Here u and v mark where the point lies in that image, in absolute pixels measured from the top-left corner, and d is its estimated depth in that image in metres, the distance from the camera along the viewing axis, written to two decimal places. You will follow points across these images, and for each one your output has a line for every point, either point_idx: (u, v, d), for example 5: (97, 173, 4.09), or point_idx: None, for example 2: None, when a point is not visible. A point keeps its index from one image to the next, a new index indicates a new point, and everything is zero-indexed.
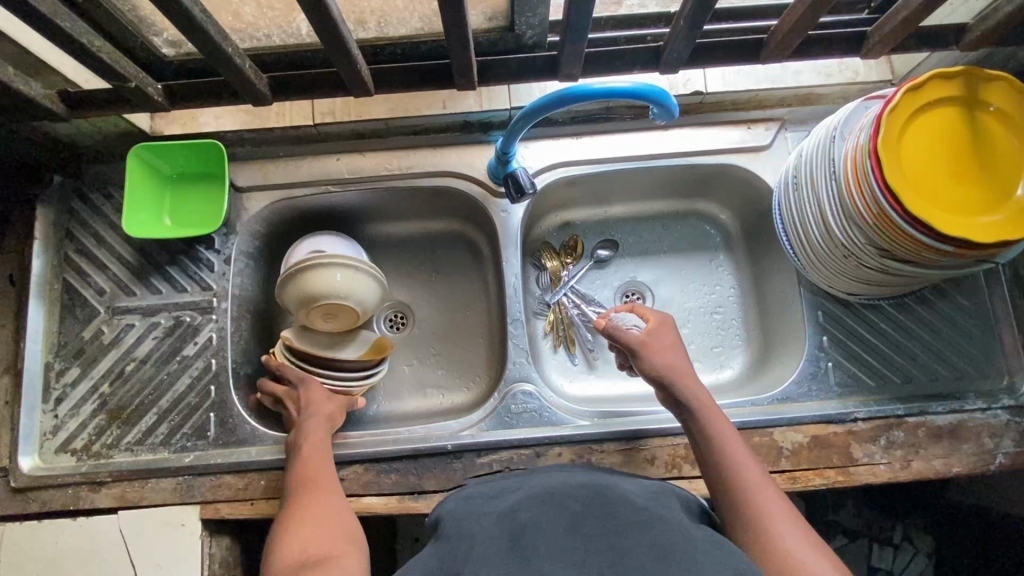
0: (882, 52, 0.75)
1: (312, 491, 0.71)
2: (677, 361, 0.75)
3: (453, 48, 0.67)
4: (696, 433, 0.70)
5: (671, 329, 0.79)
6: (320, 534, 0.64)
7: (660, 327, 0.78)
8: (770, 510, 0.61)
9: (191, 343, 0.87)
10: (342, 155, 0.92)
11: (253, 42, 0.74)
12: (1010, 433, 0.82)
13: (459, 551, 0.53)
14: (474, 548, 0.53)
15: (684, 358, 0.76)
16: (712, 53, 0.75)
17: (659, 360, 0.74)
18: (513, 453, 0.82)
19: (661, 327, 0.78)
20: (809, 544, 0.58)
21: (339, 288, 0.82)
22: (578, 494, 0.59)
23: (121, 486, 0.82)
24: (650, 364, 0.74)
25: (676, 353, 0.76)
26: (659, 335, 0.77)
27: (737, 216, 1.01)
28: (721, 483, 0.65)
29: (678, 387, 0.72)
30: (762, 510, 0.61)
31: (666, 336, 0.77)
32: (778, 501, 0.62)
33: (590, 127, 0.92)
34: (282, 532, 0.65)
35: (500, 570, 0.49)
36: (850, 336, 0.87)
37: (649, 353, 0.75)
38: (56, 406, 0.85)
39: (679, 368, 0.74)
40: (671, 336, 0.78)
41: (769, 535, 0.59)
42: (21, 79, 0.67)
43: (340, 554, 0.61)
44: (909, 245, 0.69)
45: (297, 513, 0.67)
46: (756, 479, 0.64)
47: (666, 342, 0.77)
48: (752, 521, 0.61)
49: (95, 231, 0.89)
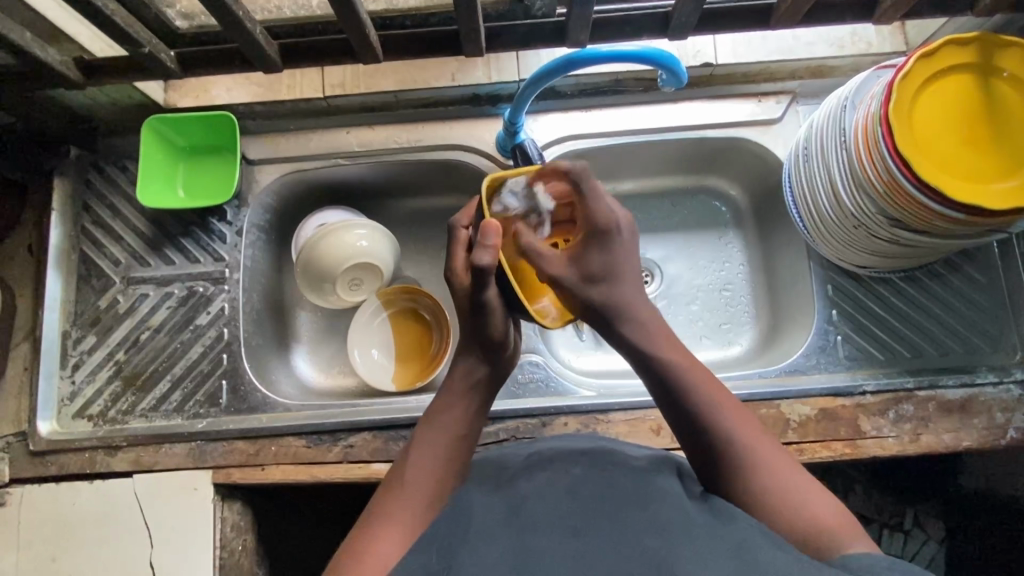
0: (895, 17, 0.74)
1: (438, 457, 0.59)
2: (626, 292, 0.62)
3: (462, 10, 0.67)
4: (661, 382, 0.60)
5: (617, 241, 0.62)
6: (425, 487, 0.57)
7: (593, 245, 0.62)
8: (760, 464, 0.55)
9: (204, 313, 0.89)
10: (352, 128, 0.92)
11: (265, 14, 0.77)
12: (1022, 408, 0.81)
13: (459, 522, 0.53)
14: (469, 523, 0.53)
15: (635, 282, 0.63)
16: (722, 20, 0.75)
17: (586, 292, 0.62)
18: (519, 423, 0.82)
19: (605, 240, 0.62)
20: (804, 490, 0.54)
21: (364, 250, 0.91)
22: (579, 460, 0.60)
23: (136, 451, 0.83)
24: (583, 297, 0.62)
25: (626, 279, 0.63)
26: (593, 255, 0.62)
27: (748, 192, 1.00)
28: (696, 444, 0.58)
29: (637, 326, 0.62)
30: (750, 462, 0.56)
31: (601, 257, 0.62)
32: (771, 448, 0.57)
33: (598, 99, 0.91)
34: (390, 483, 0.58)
35: (501, 543, 0.50)
36: (860, 309, 0.87)
37: (579, 284, 0.62)
38: (73, 373, 0.88)
39: (631, 302, 0.62)
40: (617, 252, 0.62)
41: (769, 493, 0.54)
42: (38, 45, 0.69)
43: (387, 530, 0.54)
44: (920, 212, 0.69)
45: (433, 437, 0.60)
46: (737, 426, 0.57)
47: (598, 265, 0.62)
48: (744, 480, 0.55)
49: (110, 203, 0.91)
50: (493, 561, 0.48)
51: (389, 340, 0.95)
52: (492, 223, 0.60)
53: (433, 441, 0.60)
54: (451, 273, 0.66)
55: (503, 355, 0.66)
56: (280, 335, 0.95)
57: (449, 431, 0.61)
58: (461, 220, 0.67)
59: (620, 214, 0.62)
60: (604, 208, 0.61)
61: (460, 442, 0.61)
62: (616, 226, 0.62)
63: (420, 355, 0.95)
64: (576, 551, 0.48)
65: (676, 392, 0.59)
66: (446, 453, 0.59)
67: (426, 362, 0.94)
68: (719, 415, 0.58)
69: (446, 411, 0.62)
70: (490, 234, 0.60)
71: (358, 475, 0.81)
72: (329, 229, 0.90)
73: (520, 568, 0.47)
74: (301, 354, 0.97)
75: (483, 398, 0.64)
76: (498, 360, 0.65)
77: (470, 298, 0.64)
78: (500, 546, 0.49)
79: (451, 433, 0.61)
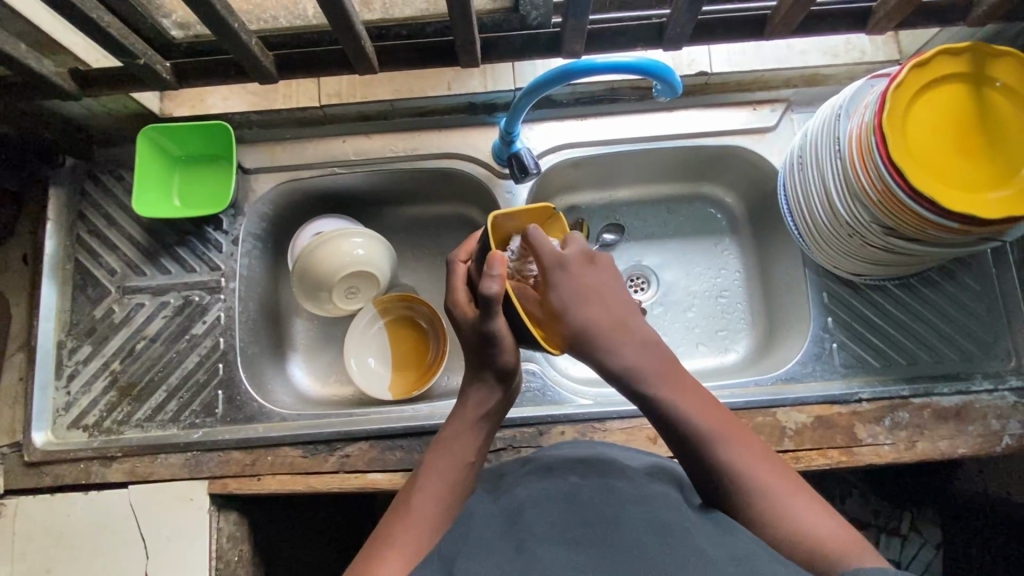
0: (888, 28, 0.74)
1: (445, 482, 0.60)
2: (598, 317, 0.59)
3: (457, 22, 0.68)
4: (655, 412, 0.59)
5: (562, 275, 0.60)
6: (431, 510, 0.58)
7: (548, 285, 0.60)
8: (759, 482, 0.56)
9: (200, 322, 0.89)
10: (348, 137, 0.93)
11: (261, 24, 0.75)
12: (1017, 415, 0.81)
13: (456, 536, 0.53)
14: (467, 536, 0.52)
15: (602, 303, 0.60)
16: (716, 30, 0.75)
17: (559, 329, 0.60)
18: (516, 432, 0.82)
19: (556, 276, 0.60)
20: (802, 505, 0.55)
21: (360, 258, 0.91)
22: (576, 469, 0.61)
23: (132, 461, 0.83)
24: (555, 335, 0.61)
25: (596, 307, 0.60)
26: (555, 295, 0.60)
27: (743, 199, 1.01)
28: (695, 472, 0.58)
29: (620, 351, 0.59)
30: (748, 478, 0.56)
31: (559, 294, 0.60)
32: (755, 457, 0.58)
33: (593, 108, 0.91)
34: (399, 503, 0.60)
35: (496, 555, 0.50)
36: (856, 317, 0.87)
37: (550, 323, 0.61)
38: (68, 383, 0.87)
39: (609, 326, 0.59)
40: (574, 285, 0.60)
41: (769, 513, 0.54)
42: (34, 57, 0.69)
43: (393, 547, 0.55)
44: (914, 221, 0.69)
45: (442, 462, 0.62)
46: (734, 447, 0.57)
47: (555, 301, 0.60)
48: (744, 499, 0.55)
49: (106, 212, 0.91)
50: (491, 565, 0.48)
51: (385, 349, 0.95)
52: (498, 254, 0.59)
53: (441, 468, 0.61)
54: (454, 306, 0.66)
55: (513, 383, 0.66)
56: (276, 344, 0.95)
57: (457, 457, 0.62)
58: (461, 255, 0.68)
59: (572, 251, 0.62)
60: (552, 247, 0.61)
61: (468, 470, 0.62)
62: (567, 262, 0.61)
63: (416, 365, 0.94)
64: (572, 556, 0.48)
65: (673, 422, 0.58)
66: (453, 478, 0.61)
67: (422, 371, 0.94)
68: (711, 438, 0.57)
69: (457, 437, 0.63)
70: (495, 264, 0.58)
71: (355, 485, 0.81)
72: (323, 237, 0.90)
73: (520, 569, 0.47)
74: (298, 364, 0.97)
75: (490, 427, 0.65)
76: (508, 388, 0.66)
77: (475, 329, 0.62)
78: (497, 556, 0.49)
79: (459, 460, 0.62)
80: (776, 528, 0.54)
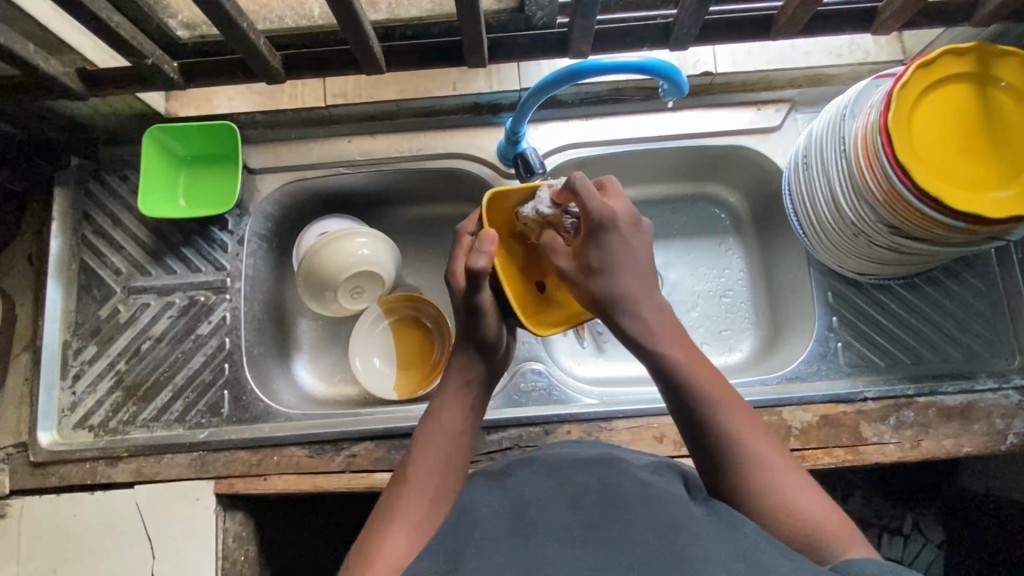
0: (893, 28, 0.75)
1: (439, 455, 0.61)
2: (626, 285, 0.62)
3: (465, 22, 0.68)
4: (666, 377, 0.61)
5: (610, 234, 0.63)
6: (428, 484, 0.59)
7: (592, 239, 0.63)
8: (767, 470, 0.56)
9: (205, 322, 0.89)
10: (353, 137, 0.92)
11: (268, 24, 0.76)
12: (1021, 414, 0.81)
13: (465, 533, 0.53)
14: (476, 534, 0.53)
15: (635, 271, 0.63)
16: (722, 30, 0.76)
17: (590, 284, 0.64)
18: (522, 431, 0.82)
19: (606, 233, 0.63)
20: (795, 487, 0.55)
21: (367, 258, 0.91)
22: (583, 468, 0.60)
23: (138, 461, 0.83)
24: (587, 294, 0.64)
25: (629, 272, 0.63)
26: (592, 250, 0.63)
27: (747, 199, 1.01)
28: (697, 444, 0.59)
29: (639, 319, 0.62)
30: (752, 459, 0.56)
31: (602, 252, 0.63)
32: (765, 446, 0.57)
33: (598, 109, 0.92)
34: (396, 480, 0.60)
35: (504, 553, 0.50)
36: (860, 316, 0.88)
37: (582, 278, 0.64)
38: (73, 383, 0.87)
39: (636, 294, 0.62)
40: (623, 246, 0.63)
41: (772, 500, 0.54)
42: (42, 57, 0.69)
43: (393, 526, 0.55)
44: (919, 220, 0.69)
45: (432, 435, 0.62)
46: (732, 414, 0.58)
47: (597, 258, 0.63)
48: (754, 492, 0.55)
49: (111, 212, 0.91)
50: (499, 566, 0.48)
51: (389, 347, 0.95)
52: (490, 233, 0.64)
53: (434, 442, 0.62)
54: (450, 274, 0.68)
55: (496, 355, 0.68)
56: (280, 344, 0.95)
57: (448, 430, 0.63)
58: (466, 227, 0.70)
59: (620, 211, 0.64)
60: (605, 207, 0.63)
61: (460, 439, 0.63)
62: (613, 219, 0.63)
63: (418, 360, 0.95)
64: (580, 559, 0.48)
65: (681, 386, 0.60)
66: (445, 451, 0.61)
67: (421, 370, 0.95)
68: (721, 411, 0.58)
69: (446, 410, 0.64)
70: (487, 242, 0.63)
71: (361, 485, 0.81)
72: (330, 236, 0.90)
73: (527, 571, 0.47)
74: (302, 364, 0.97)
75: (477, 397, 0.66)
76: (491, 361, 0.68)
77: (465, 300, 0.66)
78: (505, 556, 0.49)
79: (448, 432, 0.63)
80: (778, 521, 0.54)
